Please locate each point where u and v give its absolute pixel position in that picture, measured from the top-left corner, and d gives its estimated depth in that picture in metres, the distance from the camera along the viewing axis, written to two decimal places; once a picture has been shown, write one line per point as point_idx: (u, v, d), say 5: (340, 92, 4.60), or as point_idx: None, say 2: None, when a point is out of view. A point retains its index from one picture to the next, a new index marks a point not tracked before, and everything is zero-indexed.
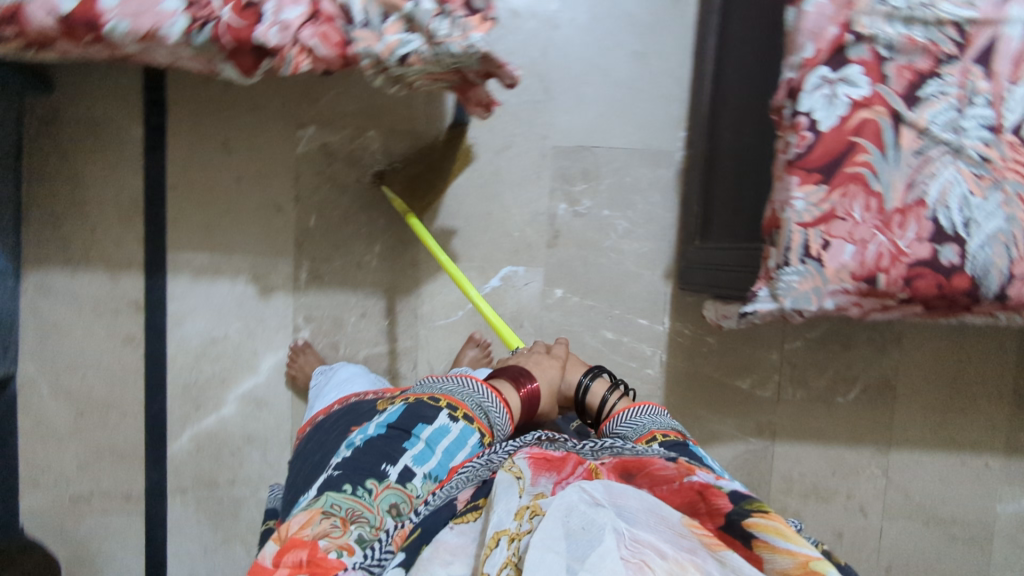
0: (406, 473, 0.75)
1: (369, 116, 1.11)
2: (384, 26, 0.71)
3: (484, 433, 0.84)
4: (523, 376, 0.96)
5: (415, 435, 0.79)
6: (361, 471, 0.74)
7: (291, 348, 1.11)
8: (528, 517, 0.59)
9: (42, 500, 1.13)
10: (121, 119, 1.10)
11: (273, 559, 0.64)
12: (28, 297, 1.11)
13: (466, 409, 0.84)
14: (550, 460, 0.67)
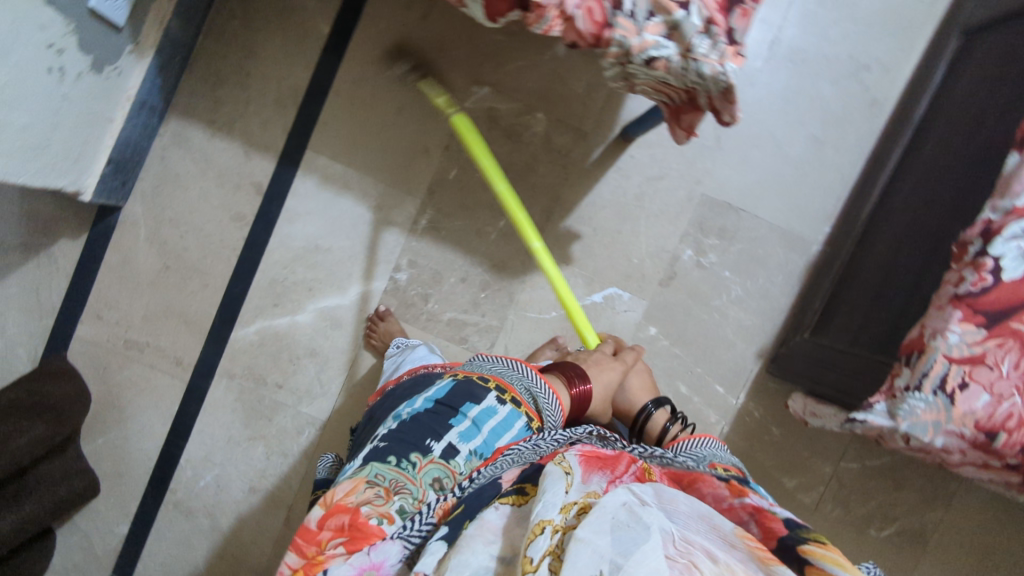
0: (451, 449, 0.74)
1: (543, 98, 1.10)
2: (647, 24, 0.71)
3: (531, 418, 0.81)
4: (575, 371, 0.91)
5: (462, 412, 0.78)
6: (408, 444, 0.73)
7: (375, 315, 1.11)
8: (575, 513, 0.56)
9: (98, 333, 1.13)
10: (314, 11, 1.10)
11: (319, 521, 0.65)
12: (164, 140, 1.12)
13: (512, 392, 0.82)
14: (602, 459, 0.69)
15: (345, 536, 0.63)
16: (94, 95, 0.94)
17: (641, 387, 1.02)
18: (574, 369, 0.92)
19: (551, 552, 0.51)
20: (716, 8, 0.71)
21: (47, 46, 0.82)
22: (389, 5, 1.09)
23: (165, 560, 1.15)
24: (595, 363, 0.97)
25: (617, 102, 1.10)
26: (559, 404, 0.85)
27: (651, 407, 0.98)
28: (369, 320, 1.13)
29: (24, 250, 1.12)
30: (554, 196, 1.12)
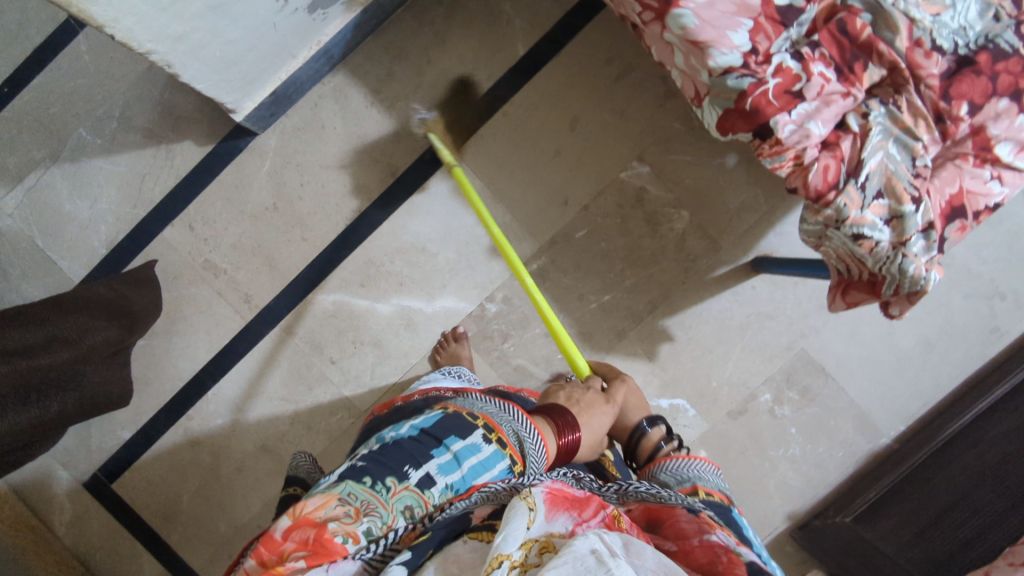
0: (428, 479, 0.57)
1: (694, 200, 1.09)
2: (872, 202, 0.71)
3: (514, 461, 0.62)
4: (563, 416, 0.72)
5: (443, 443, 0.60)
6: (382, 465, 0.56)
7: (449, 334, 1.08)
8: (536, 552, 0.47)
9: (184, 241, 1.11)
10: (519, 31, 1.09)
11: (283, 529, 0.50)
12: (323, 88, 1.09)
13: (499, 433, 0.63)
14: (572, 499, 0.53)
15: (306, 551, 0.49)
16: (293, 32, 0.93)
17: (632, 407, 0.88)
18: (562, 417, 0.72)
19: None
20: (940, 215, 0.72)
21: None
22: (588, 53, 1.08)
23: (153, 480, 1.13)
24: (587, 402, 0.79)
25: (760, 233, 1.09)
26: (544, 449, 0.66)
27: (644, 425, 0.85)
28: (442, 337, 1.10)
29: (147, 137, 1.11)
30: (664, 293, 1.10)
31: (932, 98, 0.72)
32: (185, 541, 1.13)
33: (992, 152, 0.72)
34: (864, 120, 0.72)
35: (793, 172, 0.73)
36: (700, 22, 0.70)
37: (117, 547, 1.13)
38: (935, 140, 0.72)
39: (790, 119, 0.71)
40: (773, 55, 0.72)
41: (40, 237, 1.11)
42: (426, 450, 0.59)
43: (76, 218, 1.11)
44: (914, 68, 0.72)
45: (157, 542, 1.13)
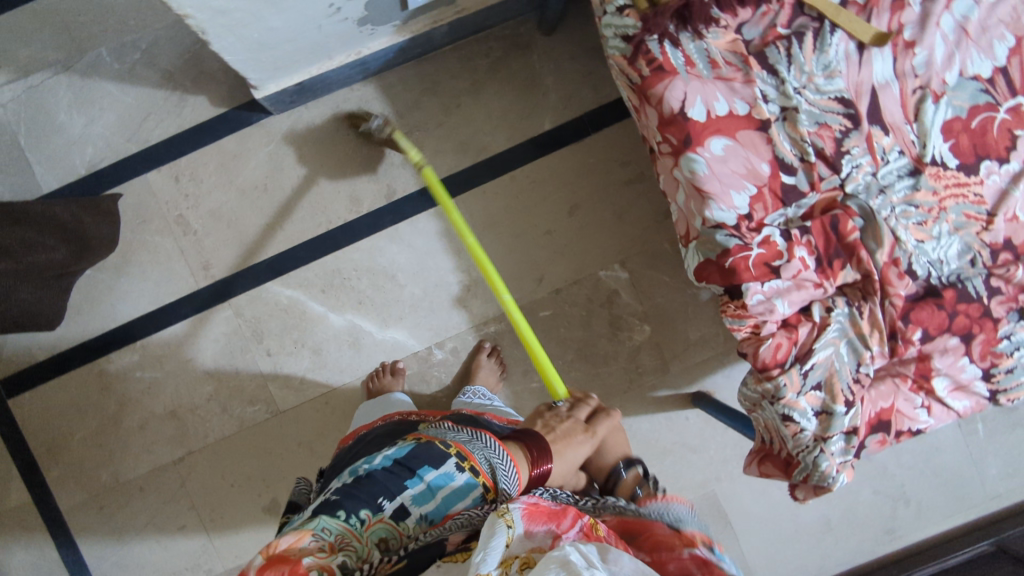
0: (401, 511, 0.63)
1: (659, 319, 1.13)
2: (809, 390, 0.74)
3: (487, 489, 0.67)
4: (539, 443, 0.74)
5: (416, 474, 0.65)
6: (358, 498, 0.62)
7: (384, 365, 1.08)
8: (517, 569, 0.54)
9: (164, 191, 1.10)
10: (552, 106, 1.11)
11: (256, 568, 0.53)
12: (350, 95, 1.10)
13: (472, 461, 0.67)
14: (550, 512, 0.60)
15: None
16: (339, 38, 0.94)
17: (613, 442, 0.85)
18: (534, 445, 0.73)
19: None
20: (866, 423, 0.76)
21: None
22: (608, 150, 1.12)
23: (51, 410, 1.11)
24: (562, 433, 0.79)
25: (707, 369, 1.14)
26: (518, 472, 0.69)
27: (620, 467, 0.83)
28: (380, 366, 1.10)
29: (164, 78, 1.10)
30: (604, 396, 1.13)
31: (892, 315, 0.75)
32: (63, 478, 1.12)
33: (930, 382, 0.76)
34: (826, 313, 0.75)
35: (748, 338, 0.76)
36: (708, 174, 0.73)
37: None
38: (883, 353, 0.76)
39: (760, 289, 0.74)
40: (764, 225, 0.74)
41: (24, 137, 1.09)
42: (399, 482, 0.64)
43: (66, 132, 1.09)
44: (885, 283, 0.75)
45: (35, 471, 1.12)
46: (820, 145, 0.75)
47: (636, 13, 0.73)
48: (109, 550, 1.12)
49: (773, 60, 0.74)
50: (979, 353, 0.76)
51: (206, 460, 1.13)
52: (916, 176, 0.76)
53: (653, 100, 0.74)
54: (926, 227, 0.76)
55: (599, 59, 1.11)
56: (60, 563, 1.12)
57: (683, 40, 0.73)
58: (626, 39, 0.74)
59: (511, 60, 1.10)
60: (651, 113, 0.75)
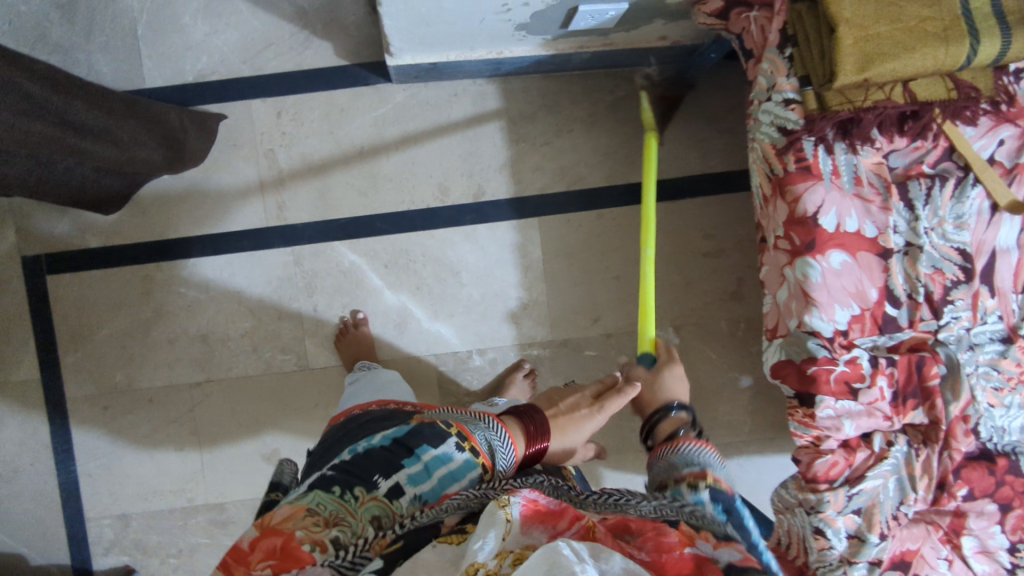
0: (396, 489, 0.55)
1: (693, 391, 1.14)
2: (848, 513, 0.76)
3: (485, 470, 0.61)
4: (534, 417, 0.71)
5: (414, 453, 0.58)
6: (350, 475, 0.55)
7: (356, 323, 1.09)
8: (512, 562, 0.48)
9: (263, 123, 1.09)
10: (661, 159, 1.11)
11: (250, 541, 0.48)
12: (471, 89, 1.10)
13: (472, 440, 0.62)
14: (545, 511, 0.53)
15: (270, 560, 0.47)
16: (489, 35, 0.93)
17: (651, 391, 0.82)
18: (532, 418, 0.71)
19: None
20: (890, 558, 0.76)
21: None
22: (699, 217, 1.12)
23: (86, 298, 1.10)
24: (565, 408, 0.80)
25: (724, 452, 1.15)
26: (513, 446, 0.66)
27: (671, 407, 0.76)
28: (351, 323, 1.11)
29: (297, 14, 1.08)
30: (619, 447, 1.15)
31: (946, 466, 0.76)
32: (77, 367, 1.11)
33: (959, 538, 0.78)
34: (886, 446, 0.76)
35: (806, 446, 0.77)
36: (821, 281, 0.73)
37: (10, 330, 1.10)
38: (926, 498, 0.77)
39: (833, 405, 0.74)
40: (855, 345, 0.75)
41: (143, 27, 1.07)
42: (394, 461, 0.57)
43: (185, 35, 1.08)
44: (951, 436, 0.76)
45: (51, 352, 1.11)
46: (931, 287, 0.76)
47: (802, 110, 0.73)
48: (100, 449, 1.13)
49: (912, 195, 0.77)
50: (1013, 525, 0.77)
51: (221, 393, 1.13)
52: (1007, 344, 0.78)
53: (788, 197, 0.74)
54: (1001, 394, 0.78)
55: (716, 129, 1.11)
56: (49, 449, 1.12)
57: (836, 149, 0.74)
58: (783, 130, 0.74)
59: (633, 103, 1.10)
60: (781, 208, 0.75)
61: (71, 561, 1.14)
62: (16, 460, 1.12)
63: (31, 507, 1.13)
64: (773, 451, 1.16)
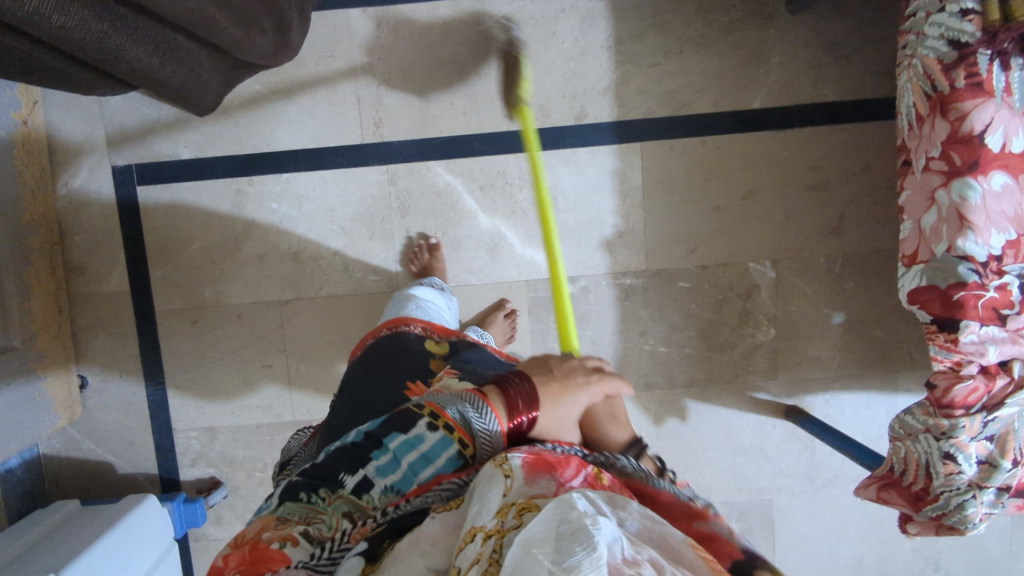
0: (365, 483, 0.52)
1: (785, 327, 1.13)
2: (981, 439, 0.75)
3: (464, 445, 0.53)
4: (518, 391, 0.55)
5: (381, 444, 0.53)
6: (317, 478, 0.52)
7: (425, 243, 1.10)
8: (516, 514, 0.43)
9: (362, 34, 1.06)
10: (772, 88, 1.07)
11: (223, 557, 0.47)
12: (579, 5, 1.05)
13: (444, 417, 0.54)
14: (549, 460, 0.49)
15: (241, 567, 0.46)
16: None
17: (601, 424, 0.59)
18: (512, 391, 0.55)
19: (484, 561, 0.39)
20: (1016, 486, 0.77)
21: None
22: (806, 150, 1.09)
23: (177, 211, 1.12)
24: (556, 376, 0.59)
25: (811, 388, 1.15)
26: (501, 425, 0.54)
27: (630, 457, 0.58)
28: (416, 242, 1.12)
29: None
30: (705, 379, 1.14)
31: None
32: (166, 281, 1.14)
33: None
34: None
35: (944, 371, 0.75)
36: (981, 205, 0.69)
37: (102, 242, 1.13)
38: None
39: (977, 330, 0.71)
40: (1008, 272, 0.71)
41: None
42: (358, 455, 0.54)
43: None
44: None
45: (141, 265, 1.13)
46: None
47: (982, 22, 0.69)
48: (188, 363, 1.15)
49: None
50: None
51: (310, 311, 1.14)
52: None
53: (953, 114, 0.70)
54: None
55: (831, 57, 1.06)
56: (139, 362, 1.15)
57: (1012, 64, 0.70)
58: (954, 44, 0.70)
59: (748, 26, 1.05)
60: (941, 127, 0.72)
61: (158, 471, 1.19)
62: (105, 371, 1.16)
63: (120, 418, 1.17)
64: (861, 389, 1.15)
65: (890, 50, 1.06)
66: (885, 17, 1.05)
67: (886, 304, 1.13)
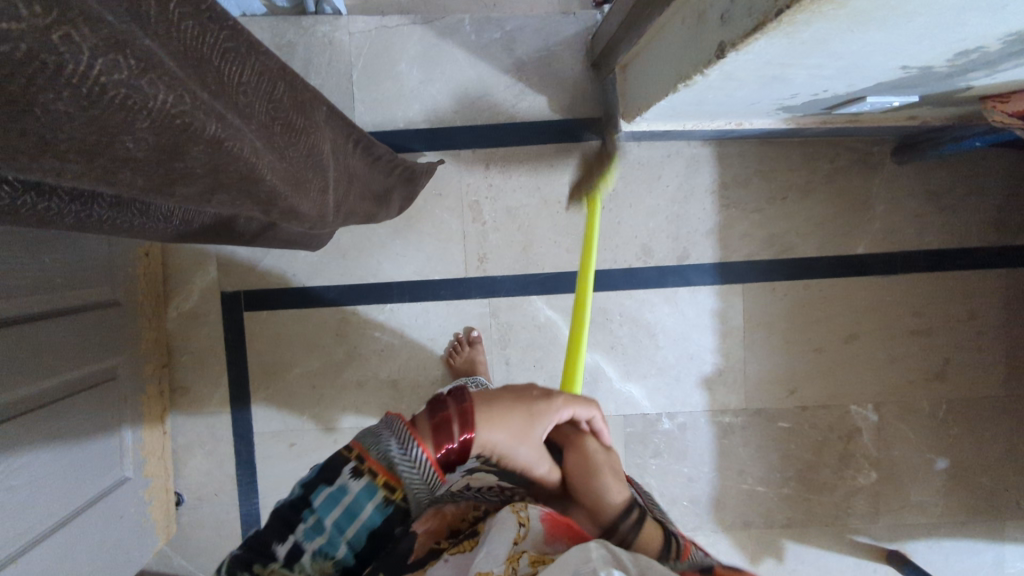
0: (294, 553, 0.41)
1: (887, 470, 1.11)
2: None
3: (392, 490, 0.42)
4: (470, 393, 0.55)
5: (306, 506, 0.42)
6: (246, 549, 0.41)
7: (461, 337, 1.10)
8: (527, 565, 0.43)
9: (471, 174, 1.09)
10: (875, 235, 1.08)
11: None
12: (685, 151, 1.07)
13: (368, 460, 0.42)
14: (569, 521, 0.49)
15: None
16: (748, 112, 0.88)
17: None
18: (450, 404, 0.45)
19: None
20: None
21: (793, 97, 0.78)
22: (909, 294, 1.09)
23: (281, 336, 1.14)
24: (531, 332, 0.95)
25: (914, 534, 1.12)
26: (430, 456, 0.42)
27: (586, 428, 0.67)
28: (456, 338, 1.12)
29: (514, 66, 1.07)
30: (805, 520, 1.12)
31: None
32: (266, 402, 1.15)
33: None
34: None
35: None
36: None
37: (206, 362, 1.14)
38: None
39: None
40: None
41: (358, 72, 1.07)
42: (285, 519, 0.42)
43: (400, 81, 1.07)
44: None
45: (242, 387, 1.15)
46: None
47: None
48: (282, 483, 1.16)
49: None
50: None
51: None
52: None
53: None
54: None
55: (934, 207, 1.07)
56: (234, 481, 1.16)
57: None
58: None
59: (852, 176, 1.07)
60: None
61: None
62: (201, 489, 1.17)
63: (213, 535, 1.18)
64: (966, 535, 1.12)
65: (994, 200, 1.07)
66: (988, 171, 1.07)
67: (992, 452, 1.11)
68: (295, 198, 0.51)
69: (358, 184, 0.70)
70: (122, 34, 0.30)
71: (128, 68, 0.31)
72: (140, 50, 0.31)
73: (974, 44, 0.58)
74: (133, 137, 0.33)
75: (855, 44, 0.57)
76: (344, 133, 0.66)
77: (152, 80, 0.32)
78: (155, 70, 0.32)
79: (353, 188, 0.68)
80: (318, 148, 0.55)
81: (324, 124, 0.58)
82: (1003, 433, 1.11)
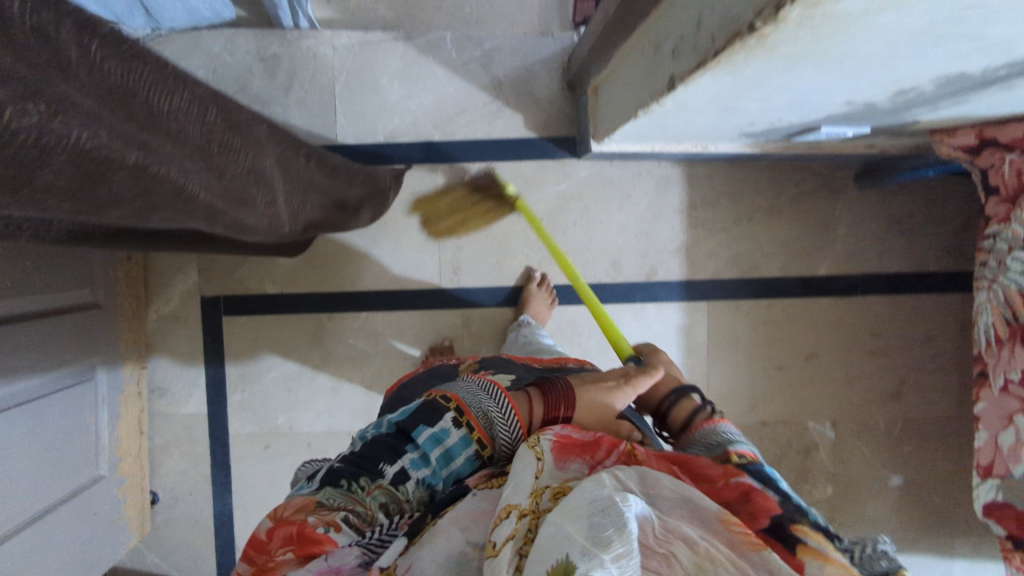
0: (402, 475, 0.50)
1: (845, 486, 1.14)
2: None
3: (483, 444, 0.54)
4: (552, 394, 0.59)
5: (411, 439, 0.52)
6: (355, 466, 0.50)
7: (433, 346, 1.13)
8: (550, 497, 0.45)
9: (448, 187, 1.12)
10: (838, 258, 1.11)
11: (267, 530, 0.44)
12: (657, 172, 1.11)
13: (468, 416, 0.55)
14: (580, 442, 0.50)
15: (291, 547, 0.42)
16: (711, 137, 0.91)
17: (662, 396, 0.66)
18: (547, 389, 0.59)
19: (520, 537, 0.41)
20: None
21: (749, 126, 0.82)
22: (869, 316, 1.12)
23: (258, 340, 1.16)
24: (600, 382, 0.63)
25: None
26: (518, 420, 0.56)
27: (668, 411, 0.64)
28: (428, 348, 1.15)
29: (492, 84, 1.10)
30: None
31: None
32: (243, 404, 1.17)
33: None
34: None
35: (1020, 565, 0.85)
36: None
37: (184, 364, 1.17)
38: None
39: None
40: None
41: (341, 85, 1.10)
42: (394, 446, 0.52)
43: (381, 95, 1.10)
44: None
45: (219, 389, 1.17)
46: None
47: None
48: (256, 485, 1.19)
49: None
50: None
51: None
52: None
53: None
54: None
55: (895, 232, 1.11)
56: (209, 481, 1.19)
57: None
58: None
59: (816, 200, 1.10)
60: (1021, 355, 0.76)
61: None
62: (176, 488, 1.19)
63: (186, 534, 1.20)
64: (916, 551, 1.16)
65: (952, 226, 1.11)
66: (947, 199, 1.10)
67: (944, 471, 1.14)
68: (229, 211, 0.57)
69: (315, 192, 0.75)
70: (35, 85, 0.34)
71: (41, 113, 0.35)
72: (54, 96, 0.36)
73: (910, 84, 0.61)
74: (51, 169, 0.38)
75: (796, 81, 0.60)
76: (296, 147, 0.71)
77: (68, 121, 0.37)
78: (67, 111, 0.37)
79: (308, 198, 0.73)
80: (257, 162, 0.59)
81: (267, 141, 0.63)
82: (955, 453, 1.14)
